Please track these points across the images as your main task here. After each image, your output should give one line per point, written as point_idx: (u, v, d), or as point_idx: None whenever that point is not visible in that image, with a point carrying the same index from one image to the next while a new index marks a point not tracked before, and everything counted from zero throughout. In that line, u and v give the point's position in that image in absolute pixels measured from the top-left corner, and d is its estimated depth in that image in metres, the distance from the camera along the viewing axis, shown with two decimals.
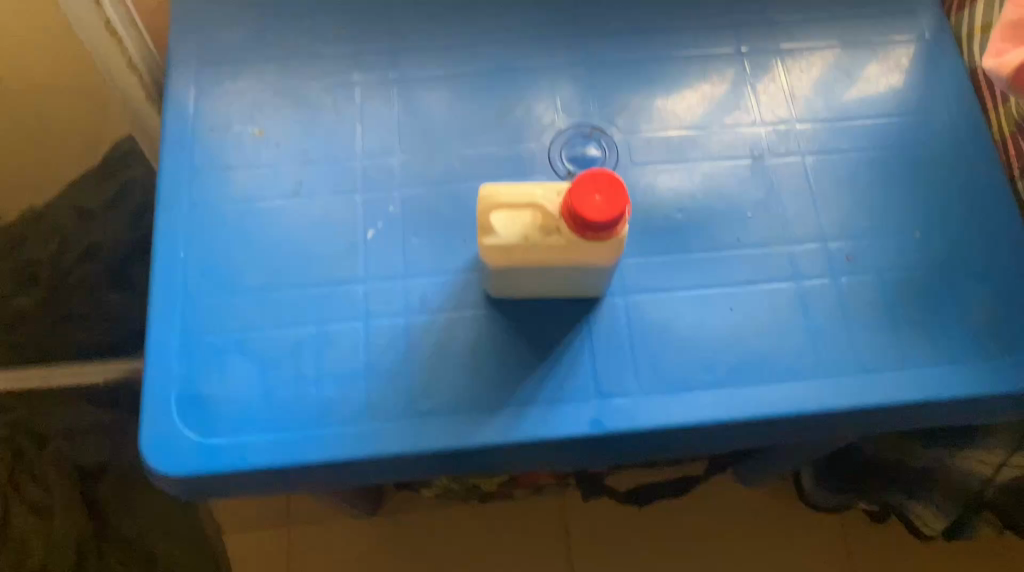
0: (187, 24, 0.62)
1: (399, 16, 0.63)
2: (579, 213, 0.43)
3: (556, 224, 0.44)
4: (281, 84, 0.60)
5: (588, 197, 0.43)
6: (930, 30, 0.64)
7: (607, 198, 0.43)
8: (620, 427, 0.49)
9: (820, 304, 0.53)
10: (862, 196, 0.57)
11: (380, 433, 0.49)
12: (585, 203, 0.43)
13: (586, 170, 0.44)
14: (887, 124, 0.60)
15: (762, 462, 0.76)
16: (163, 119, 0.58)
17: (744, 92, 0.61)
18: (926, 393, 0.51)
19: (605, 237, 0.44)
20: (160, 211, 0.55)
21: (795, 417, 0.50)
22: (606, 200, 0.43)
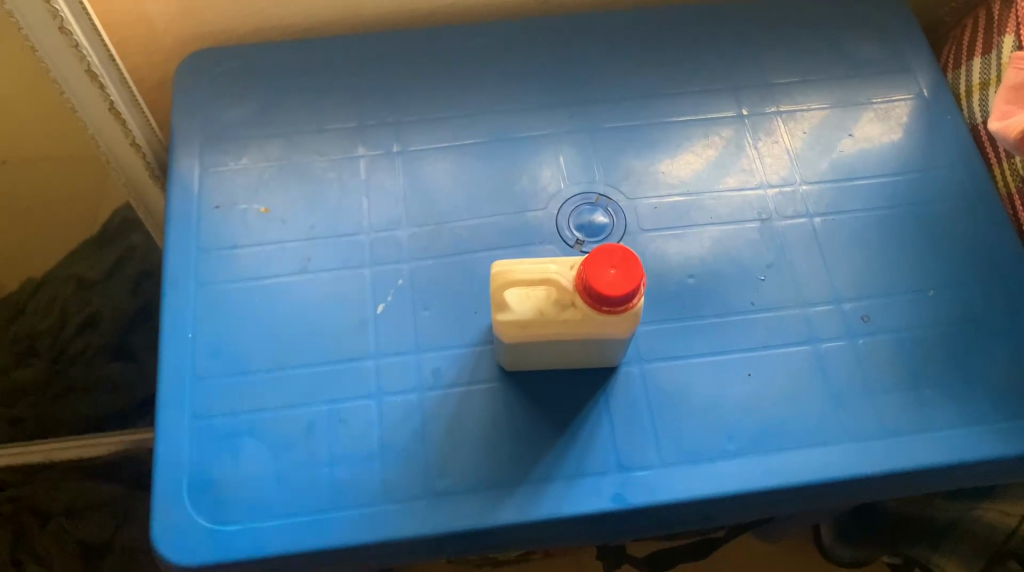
0: (193, 105, 0.63)
1: (403, 89, 0.64)
2: (593, 287, 0.42)
3: (572, 298, 0.44)
4: (286, 160, 0.60)
5: (604, 270, 0.42)
6: (928, 87, 0.64)
7: (623, 273, 0.42)
8: (642, 502, 0.48)
9: (838, 366, 0.52)
10: (873, 255, 0.57)
11: (395, 514, 0.48)
12: (600, 277, 0.42)
13: (602, 245, 0.43)
14: (893, 182, 0.60)
15: (784, 523, 0.74)
16: (169, 199, 0.59)
17: (746, 153, 0.61)
18: (954, 456, 0.50)
19: (620, 311, 0.44)
20: (170, 292, 0.55)
21: (821, 483, 0.49)
22: (621, 275, 0.42)
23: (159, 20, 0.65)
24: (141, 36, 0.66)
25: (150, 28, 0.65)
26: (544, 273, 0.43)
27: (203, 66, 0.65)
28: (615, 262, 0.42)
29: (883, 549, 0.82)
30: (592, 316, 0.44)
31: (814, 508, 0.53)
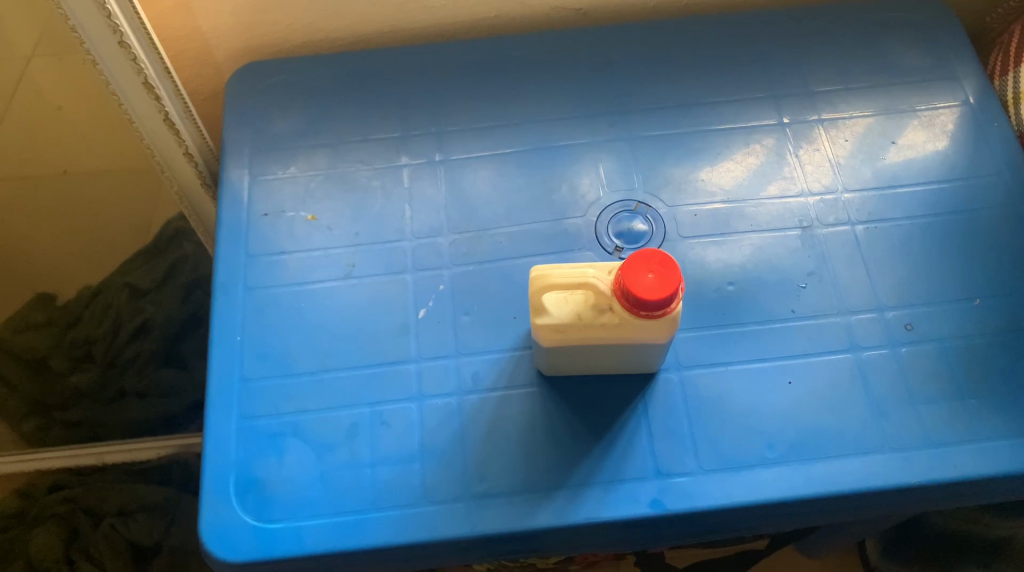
0: (243, 116, 0.65)
1: (446, 100, 0.65)
2: (630, 289, 0.42)
3: (609, 302, 0.44)
4: (332, 169, 0.62)
5: (639, 273, 0.42)
6: (974, 94, 0.64)
7: (660, 278, 0.42)
8: (680, 508, 0.48)
9: (880, 375, 0.52)
10: (918, 264, 0.56)
11: (435, 516, 0.48)
12: (637, 280, 0.42)
13: (640, 250, 0.43)
14: (938, 189, 0.59)
15: (828, 536, 0.73)
16: (218, 206, 0.61)
17: (788, 161, 0.61)
18: (1003, 467, 0.48)
19: (657, 317, 0.44)
20: (218, 295, 0.56)
21: (862, 492, 0.48)
22: (658, 280, 0.42)
23: (211, 33, 0.67)
24: (196, 49, 0.68)
25: (203, 42, 0.67)
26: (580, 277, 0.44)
27: (254, 78, 0.67)
28: (651, 266, 0.42)
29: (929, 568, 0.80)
30: (630, 320, 0.44)
31: (856, 518, 0.52)
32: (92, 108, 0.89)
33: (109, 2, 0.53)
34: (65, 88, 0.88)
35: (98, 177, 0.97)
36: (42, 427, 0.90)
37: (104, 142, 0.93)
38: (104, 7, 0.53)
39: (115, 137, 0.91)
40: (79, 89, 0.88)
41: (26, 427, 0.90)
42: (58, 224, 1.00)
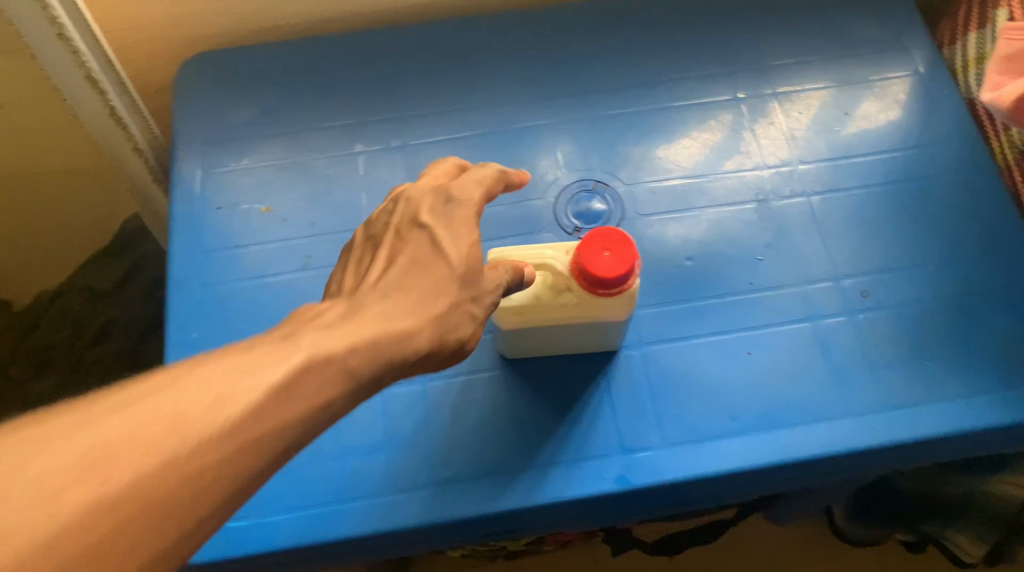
0: (194, 109, 0.64)
1: (402, 86, 0.64)
2: (586, 268, 0.43)
3: (567, 283, 0.45)
4: (287, 160, 0.61)
5: (596, 251, 0.43)
6: (924, 64, 0.64)
7: (616, 256, 0.43)
8: (646, 483, 0.48)
9: (839, 343, 0.52)
10: (873, 232, 0.57)
11: (402, 503, 0.48)
12: (595, 259, 0.43)
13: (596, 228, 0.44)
14: (891, 158, 0.60)
15: (798, 504, 0.73)
16: (171, 201, 0.60)
17: (744, 136, 0.61)
18: (959, 428, 0.49)
19: (615, 295, 0.44)
20: (174, 291, 0.56)
21: (825, 459, 0.49)
22: (615, 258, 0.42)
23: (157, 25, 0.66)
24: (144, 43, 0.67)
25: (150, 34, 0.66)
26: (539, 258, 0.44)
27: (204, 70, 0.66)
28: (608, 243, 0.43)
29: (898, 526, 0.81)
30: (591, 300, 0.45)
31: (819, 484, 0.53)
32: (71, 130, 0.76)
33: None
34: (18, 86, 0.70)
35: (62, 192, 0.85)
36: None
37: (68, 140, 0.77)
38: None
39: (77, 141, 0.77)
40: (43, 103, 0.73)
41: None
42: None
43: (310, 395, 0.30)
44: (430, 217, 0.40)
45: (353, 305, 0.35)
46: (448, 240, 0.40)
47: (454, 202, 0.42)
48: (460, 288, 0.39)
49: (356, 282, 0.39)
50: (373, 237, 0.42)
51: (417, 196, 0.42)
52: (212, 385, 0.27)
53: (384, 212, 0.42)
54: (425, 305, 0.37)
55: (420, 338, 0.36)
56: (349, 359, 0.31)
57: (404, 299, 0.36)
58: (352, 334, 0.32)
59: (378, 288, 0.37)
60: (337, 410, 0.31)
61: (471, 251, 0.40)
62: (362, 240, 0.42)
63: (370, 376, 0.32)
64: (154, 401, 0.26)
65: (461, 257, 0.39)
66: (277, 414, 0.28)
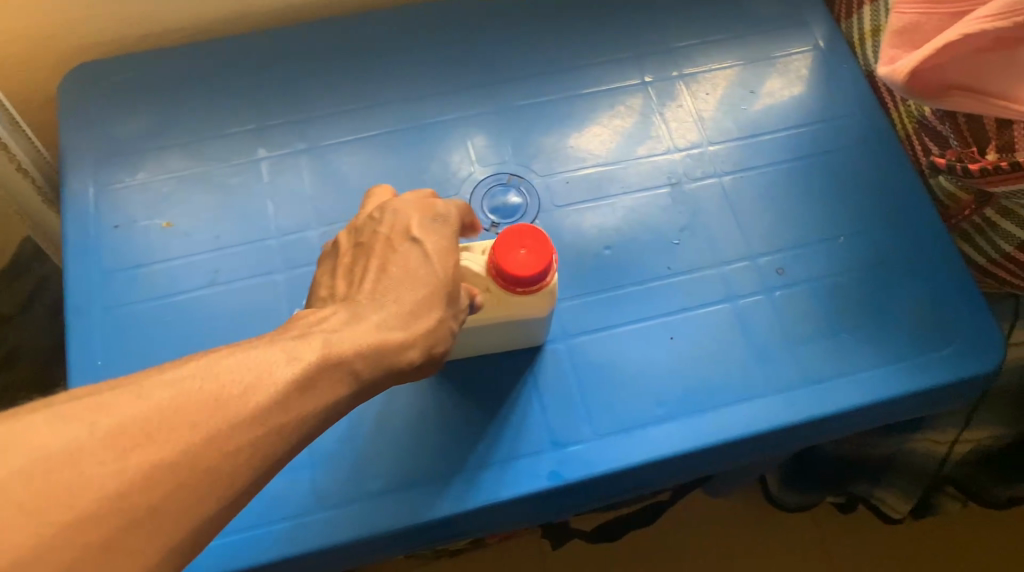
0: (82, 122, 0.61)
1: (303, 86, 0.62)
2: (502, 268, 0.42)
3: (486, 284, 0.44)
4: (186, 171, 0.58)
5: (511, 250, 0.42)
6: (823, 38, 0.66)
7: (533, 252, 0.42)
8: (579, 477, 0.48)
9: (758, 321, 0.53)
10: (785, 209, 0.58)
11: (332, 519, 0.47)
12: (511, 258, 0.42)
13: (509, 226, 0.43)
14: (797, 134, 0.61)
15: (732, 479, 0.74)
16: (64, 222, 0.56)
17: (654, 120, 0.61)
18: (875, 396, 0.51)
19: (535, 291, 0.43)
20: (73, 318, 0.53)
21: (751, 437, 0.49)
22: (532, 255, 0.42)
23: (33, 35, 0.62)
24: (21, 55, 0.63)
25: (27, 45, 0.62)
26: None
27: (90, 81, 0.63)
28: (522, 241, 0.42)
29: (829, 489, 0.83)
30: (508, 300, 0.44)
31: (748, 461, 0.54)
32: None
33: None
34: None
35: None
36: None
37: None
38: None
39: None
40: None
41: None
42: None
43: (321, 393, 0.33)
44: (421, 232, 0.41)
45: (353, 313, 0.37)
46: (438, 252, 0.41)
47: (444, 221, 0.42)
48: (448, 302, 0.40)
49: (348, 290, 0.40)
50: (361, 244, 0.42)
51: (402, 209, 0.42)
52: (244, 371, 0.31)
53: (366, 221, 0.43)
54: (415, 320, 0.38)
55: (413, 352, 0.38)
56: (353, 363, 0.35)
57: (399, 312, 0.38)
58: (358, 339, 0.36)
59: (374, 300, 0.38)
60: (288, 444, 0.32)
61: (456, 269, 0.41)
62: (349, 244, 0.42)
63: (321, 410, 0.33)
64: (197, 382, 0.30)
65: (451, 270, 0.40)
66: (234, 447, 0.29)
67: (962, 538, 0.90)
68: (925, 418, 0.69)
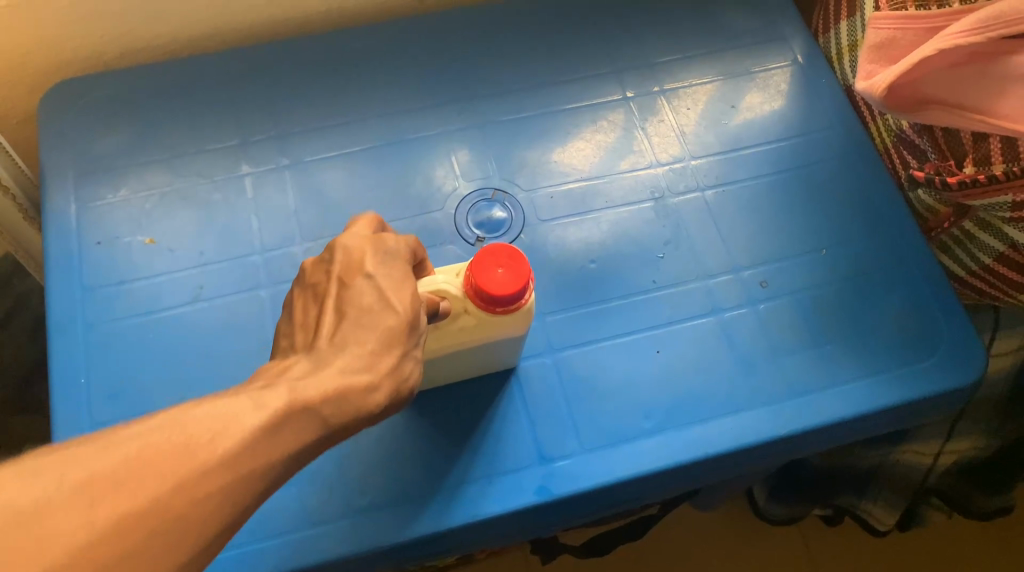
0: (63, 140, 0.60)
1: (286, 102, 0.62)
2: (480, 286, 0.42)
3: (464, 305, 0.43)
4: (168, 187, 0.58)
5: (490, 270, 0.42)
6: (802, 53, 0.66)
7: (510, 271, 0.42)
8: (567, 492, 0.48)
9: (743, 334, 0.53)
10: (767, 222, 0.58)
11: (320, 536, 0.46)
12: (488, 277, 0.42)
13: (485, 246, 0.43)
14: (778, 148, 0.61)
15: (717, 491, 0.75)
16: (45, 239, 0.56)
17: (636, 135, 0.61)
18: (859, 407, 0.51)
19: (513, 310, 0.43)
20: (55, 336, 0.52)
21: (738, 450, 0.50)
22: (509, 275, 0.42)
23: (11, 52, 0.61)
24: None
25: (5, 63, 0.62)
26: (433, 285, 0.43)
27: (70, 97, 0.62)
28: (500, 262, 0.42)
29: (814, 502, 0.83)
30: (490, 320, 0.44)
31: (736, 473, 0.54)
32: None
33: None
34: None
35: None
36: None
37: None
38: None
39: None
40: None
41: None
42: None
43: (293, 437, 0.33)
44: (372, 265, 0.40)
45: (315, 361, 0.36)
46: (391, 287, 0.39)
47: (395, 252, 0.41)
48: (407, 337, 0.39)
49: (306, 341, 0.39)
50: (315, 282, 0.41)
51: (353, 246, 0.41)
52: (212, 421, 0.30)
53: (318, 265, 0.41)
54: (375, 359, 0.37)
55: (378, 393, 0.37)
56: (320, 408, 0.34)
57: (357, 352, 0.37)
58: (323, 384, 0.35)
59: (329, 344, 0.37)
60: (258, 490, 0.31)
61: (414, 299, 0.39)
62: (305, 292, 0.41)
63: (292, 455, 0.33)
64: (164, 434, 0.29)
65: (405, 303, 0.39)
66: (206, 492, 0.29)
67: (945, 547, 0.91)
68: (908, 429, 0.70)
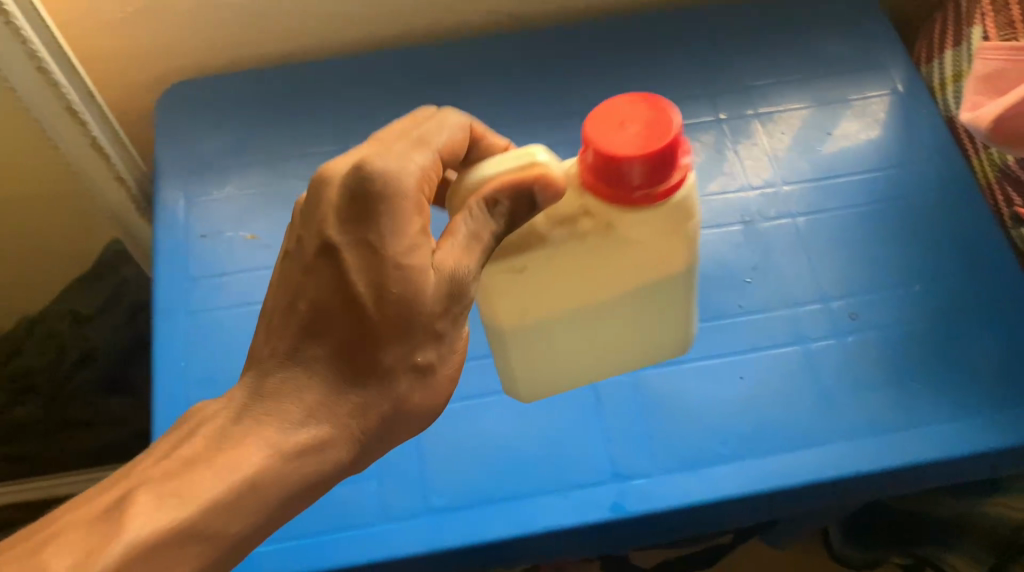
0: (175, 137, 0.64)
1: (383, 110, 0.64)
2: (602, 154, 0.36)
3: (584, 201, 0.38)
4: (269, 187, 0.60)
5: (610, 129, 0.36)
6: (903, 82, 0.65)
7: (632, 133, 0.36)
8: (639, 511, 0.47)
9: (828, 365, 0.52)
10: (859, 253, 0.57)
11: (396, 532, 0.48)
12: (609, 140, 0.36)
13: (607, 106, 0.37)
14: (873, 178, 0.60)
15: (792, 528, 0.73)
16: (154, 230, 0.59)
17: (728, 157, 0.61)
18: (952, 449, 0.48)
19: (646, 188, 0.37)
20: (160, 322, 0.55)
21: (819, 482, 0.48)
22: (630, 136, 0.36)
23: (134, 53, 0.65)
24: (121, 72, 0.67)
25: (127, 63, 0.66)
26: (529, 157, 0.37)
27: (185, 98, 0.66)
28: (623, 118, 0.37)
29: (894, 548, 0.80)
30: (621, 236, 0.39)
31: (818, 509, 0.52)
32: (49, 175, 0.68)
33: (8, 8, 0.53)
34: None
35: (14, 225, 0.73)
36: None
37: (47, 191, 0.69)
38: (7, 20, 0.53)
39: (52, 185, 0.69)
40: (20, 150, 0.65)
41: None
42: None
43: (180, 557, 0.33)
44: (339, 242, 0.35)
45: (253, 421, 0.36)
46: (358, 267, 0.35)
47: (369, 211, 0.35)
48: (367, 360, 0.36)
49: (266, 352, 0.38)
50: (290, 255, 0.38)
51: (335, 190, 0.36)
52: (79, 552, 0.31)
53: (304, 209, 0.38)
54: (328, 405, 0.37)
55: (332, 450, 0.37)
56: (222, 516, 0.34)
57: (301, 403, 0.36)
58: (229, 478, 0.34)
59: (279, 383, 0.37)
60: None
61: (399, 273, 0.35)
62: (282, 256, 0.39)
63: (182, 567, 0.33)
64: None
65: (359, 300, 0.35)
66: None
67: None
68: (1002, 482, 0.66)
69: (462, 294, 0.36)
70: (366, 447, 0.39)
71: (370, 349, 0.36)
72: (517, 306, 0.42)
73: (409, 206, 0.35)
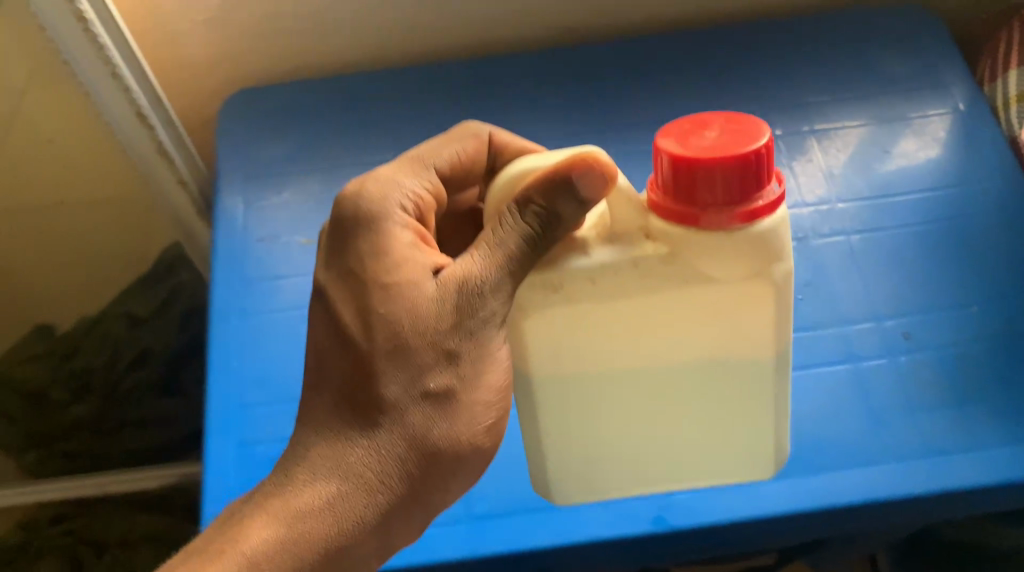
0: (236, 143, 0.66)
1: (438, 120, 0.65)
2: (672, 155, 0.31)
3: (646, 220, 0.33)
4: (325, 194, 0.62)
5: (692, 133, 0.32)
6: (964, 100, 0.64)
7: (717, 138, 0.31)
8: (682, 526, 0.47)
9: (880, 385, 0.51)
10: (915, 273, 0.56)
11: (438, 537, 0.48)
12: (685, 143, 0.31)
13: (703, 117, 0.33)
14: (932, 197, 0.59)
15: (840, 552, 0.71)
16: (214, 232, 0.61)
17: (782, 173, 0.61)
18: (1010, 476, 0.47)
19: (721, 205, 0.31)
20: (215, 321, 0.56)
21: (869, 504, 0.47)
22: (713, 140, 0.31)
23: (203, 62, 0.68)
24: (189, 80, 0.69)
25: (195, 70, 0.68)
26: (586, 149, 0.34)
27: (248, 105, 0.68)
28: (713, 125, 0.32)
29: None
30: (691, 266, 0.33)
31: (868, 531, 0.51)
32: (117, 175, 0.71)
33: (86, 12, 0.57)
34: (74, 132, 0.66)
35: (83, 226, 0.76)
36: (42, 461, 0.75)
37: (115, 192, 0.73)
38: (85, 23, 0.57)
39: (121, 186, 0.72)
40: (93, 150, 0.68)
41: (27, 459, 0.75)
42: (56, 243, 0.77)
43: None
44: (326, 279, 0.37)
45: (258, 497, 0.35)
46: (340, 300, 0.36)
47: (348, 242, 0.37)
48: (353, 398, 0.35)
49: None
50: None
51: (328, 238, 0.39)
52: None
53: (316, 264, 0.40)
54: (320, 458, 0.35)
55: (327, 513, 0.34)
56: None
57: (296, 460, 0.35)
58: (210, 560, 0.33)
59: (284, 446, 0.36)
60: None
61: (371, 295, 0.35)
62: None
63: None
64: None
65: (348, 332, 0.36)
66: None
67: None
68: None
69: (474, 309, 0.34)
70: (401, 490, 0.35)
71: (365, 384, 0.35)
72: (553, 340, 0.36)
73: (377, 226, 0.37)
